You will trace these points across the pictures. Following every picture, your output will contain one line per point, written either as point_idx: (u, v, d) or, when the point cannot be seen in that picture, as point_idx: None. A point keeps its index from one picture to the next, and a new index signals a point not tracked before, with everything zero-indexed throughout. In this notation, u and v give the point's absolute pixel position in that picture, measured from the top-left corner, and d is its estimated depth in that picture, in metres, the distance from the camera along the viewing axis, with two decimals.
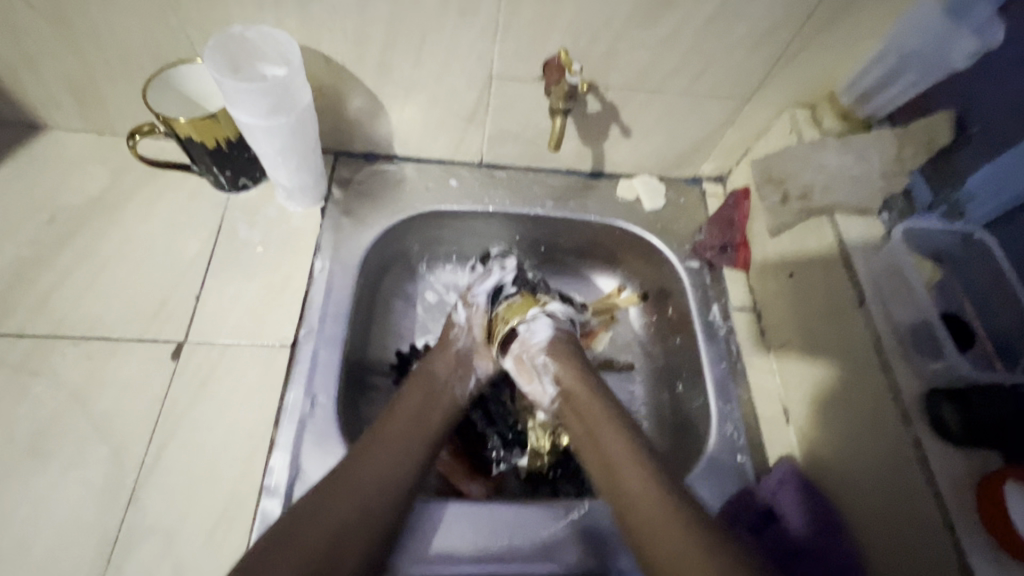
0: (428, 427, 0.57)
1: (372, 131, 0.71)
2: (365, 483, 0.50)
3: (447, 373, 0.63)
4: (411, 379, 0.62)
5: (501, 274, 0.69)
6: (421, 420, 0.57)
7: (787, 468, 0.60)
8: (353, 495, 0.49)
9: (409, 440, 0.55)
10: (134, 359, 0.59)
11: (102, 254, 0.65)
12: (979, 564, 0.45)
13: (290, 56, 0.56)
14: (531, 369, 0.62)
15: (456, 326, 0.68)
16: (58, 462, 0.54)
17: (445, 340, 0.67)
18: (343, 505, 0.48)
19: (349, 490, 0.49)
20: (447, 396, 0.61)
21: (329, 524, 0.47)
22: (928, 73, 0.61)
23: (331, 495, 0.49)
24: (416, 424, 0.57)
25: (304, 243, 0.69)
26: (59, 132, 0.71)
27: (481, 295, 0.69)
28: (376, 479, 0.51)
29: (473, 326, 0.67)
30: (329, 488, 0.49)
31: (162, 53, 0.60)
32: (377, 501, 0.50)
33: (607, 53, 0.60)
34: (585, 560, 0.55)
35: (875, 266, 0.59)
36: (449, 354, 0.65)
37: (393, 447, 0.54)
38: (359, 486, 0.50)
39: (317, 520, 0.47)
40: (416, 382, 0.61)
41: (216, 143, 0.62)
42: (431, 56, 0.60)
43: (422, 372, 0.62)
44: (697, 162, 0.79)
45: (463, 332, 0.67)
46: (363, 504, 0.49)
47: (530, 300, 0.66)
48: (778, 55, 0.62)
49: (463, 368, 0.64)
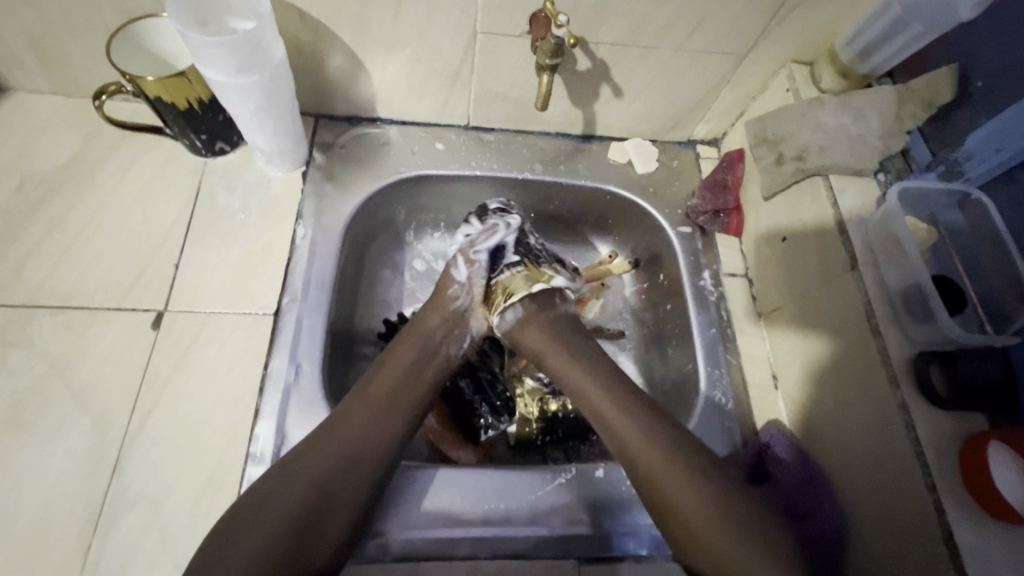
0: (418, 383, 0.57)
1: (353, 92, 0.68)
2: (348, 436, 0.51)
3: (440, 329, 0.61)
4: (402, 335, 0.60)
5: (505, 234, 0.64)
6: (411, 375, 0.57)
7: (775, 432, 0.61)
8: (337, 449, 0.50)
9: (396, 396, 0.55)
10: (114, 328, 0.58)
11: (75, 222, 0.63)
12: (958, 523, 0.45)
13: (260, 8, 0.53)
14: (535, 339, 0.60)
15: (454, 283, 0.63)
16: (40, 432, 0.53)
17: (441, 298, 0.63)
18: (326, 458, 0.49)
19: (340, 440, 0.50)
20: (439, 354, 0.60)
21: (313, 475, 0.48)
22: (935, 23, 0.58)
23: (317, 448, 0.50)
24: (406, 379, 0.56)
25: (285, 209, 0.67)
26: (25, 93, 0.68)
27: (484, 254, 0.63)
28: (363, 433, 0.51)
29: (473, 288, 0.63)
30: (314, 444, 0.50)
31: (126, 6, 0.56)
32: (361, 455, 0.50)
33: (598, 6, 0.57)
34: (572, 524, 0.56)
35: (870, 230, 0.57)
36: (441, 312, 0.62)
37: (380, 404, 0.54)
38: (343, 440, 0.50)
39: (299, 472, 0.48)
40: (406, 338, 0.60)
41: (188, 104, 0.60)
42: (411, 10, 0.57)
43: (412, 329, 0.60)
44: (690, 124, 0.76)
45: (462, 291, 0.63)
46: (348, 458, 0.50)
47: (536, 274, 0.61)
48: (777, 7, 0.59)
49: (458, 326, 0.62)
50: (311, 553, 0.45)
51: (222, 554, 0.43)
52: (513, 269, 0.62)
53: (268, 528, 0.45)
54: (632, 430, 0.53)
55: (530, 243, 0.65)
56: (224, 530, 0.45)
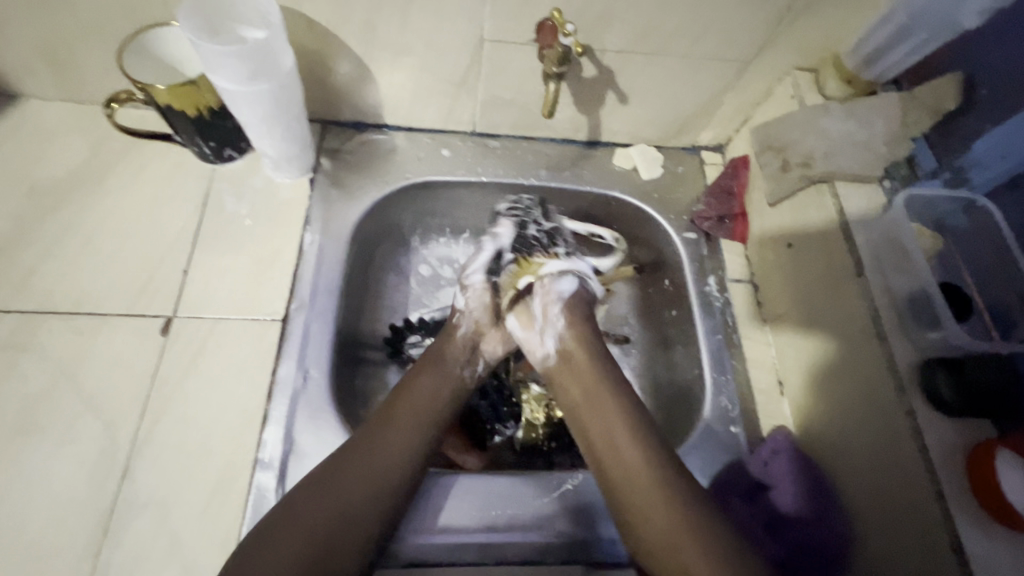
0: (439, 407, 0.57)
1: (360, 99, 0.69)
2: (372, 461, 0.51)
3: (458, 354, 0.61)
4: (421, 362, 0.60)
5: (495, 241, 0.66)
6: (431, 403, 0.57)
7: (780, 438, 0.61)
8: (361, 475, 0.50)
9: (418, 421, 0.55)
10: (123, 334, 0.59)
11: (85, 228, 0.64)
12: (966, 530, 0.45)
13: (270, 17, 0.53)
14: (534, 320, 0.61)
15: (456, 313, 0.64)
16: (50, 438, 0.53)
17: (449, 326, 0.63)
18: (349, 483, 0.49)
19: (360, 470, 0.50)
20: (458, 378, 0.60)
21: (331, 506, 0.47)
22: (937, 32, 0.59)
23: (340, 473, 0.49)
24: (426, 407, 0.56)
25: (293, 215, 0.68)
26: (35, 100, 0.69)
27: (477, 274, 0.64)
28: (384, 463, 0.51)
29: (474, 311, 0.63)
30: (330, 473, 0.49)
31: (136, 14, 0.57)
32: (385, 481, 0.50)
33: (604, 14, 0.58)
34: (579, 529, 0.56)
35: (876, 236, 0.58)
36: (459, 340, 0.62)
37: (403, 428, 0.54)
38: (368, 465, 0.50)
39: (320, 497, 0.48)
40: (427, 363, 0.60)
41: (197, 111, 0.60)
42: (419, 17, 0.57)
43: (433, 354, 0.61)
44: (695, 130, 0.76)
45: (464, 318, 0.63)
46: (372, 484, 0.50)
47: (526, 266, 0.64)
48: (782, 15, 0.59)
49: (472, 352, 0.62)
50: None
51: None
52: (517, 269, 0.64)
53: (287, 555, 0.44)
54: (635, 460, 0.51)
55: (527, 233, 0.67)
56: (242, 560, 0.44)
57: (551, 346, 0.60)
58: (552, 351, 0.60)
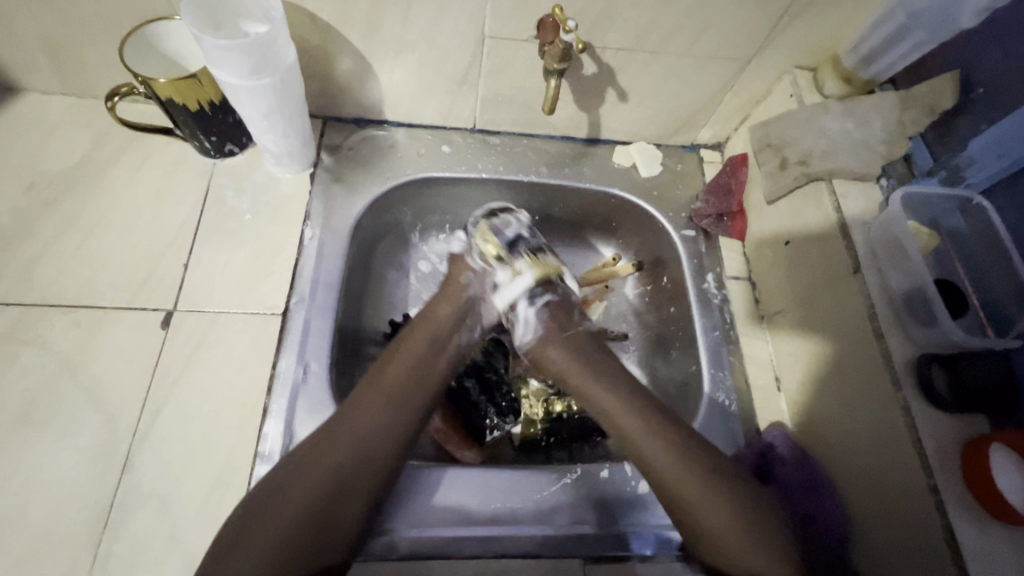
0: (431, 374, 0.57)
1: (361, 95, 0.69)
2: (361, 426, 0.51)
3: (452, 319, 0.61)
4: (414, 325, 0.61)
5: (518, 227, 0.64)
6: (423, 367, 0.57)
7: (777, 434, 0.62)
8: (351, 441, 0.50)
9: (408, 387, 0.55)
10: (124, 328, 0.59)
11: (86, 222, 0.64)
12: (961, 525, 0.46)
13: (272, 12, 0.53)
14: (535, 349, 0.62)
15: (468, 270, 0.64)
16: (51, 430, 0.54)
17: (454, 286, 0.63)
18: (339, 449, 0.50)
19: (351, 433, 0.51)
20: (451, 343, 0.60)
21: (324, 469, 0.48)
22: (937, 32, 0.59)
23: (330, 441, 0.50)
24: (418, 371, 0.57)
25: (293, 210, 0.68)
26: (36, 94, 0.69)
27: (503, 241, 0.62)
28: (375, 424, 0.52)
29: (484, 275, 0.63)
30: (323, 438, 0.50)
31: (138, 9, 0.57)
32: (374, 446, 0.51)
33: (605, 11, 0.58)
34: (578, 522, 0.56)
35: (873, 235, 0.58)
36: (452, 302, 0.62)
37: (392, 394, 0.54)
38: (357, 432, 0.51)
39: (311, 466, 0.48)
40: (417, 330, 0.60)
41: (199, 105, 0.60)
42: (421, 14, 0.58)
43: (424, 321, 0.61)
44: (694, 129, 0.77)
45: (475, 278, 0.63)
46: (362, 448, 0.50)
47: (548, 267, 0.63)
48: (781, 15, 0.60)
49: (470, 315, 0.62)
50: (326, 551, 0.46)
51: (242, 547, 0.44)
52: (518, 259, 0.62)
53: (282, 525, 0.45)
54: (671, 470, 0.51)
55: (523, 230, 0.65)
56: (241, 526, 0.46)
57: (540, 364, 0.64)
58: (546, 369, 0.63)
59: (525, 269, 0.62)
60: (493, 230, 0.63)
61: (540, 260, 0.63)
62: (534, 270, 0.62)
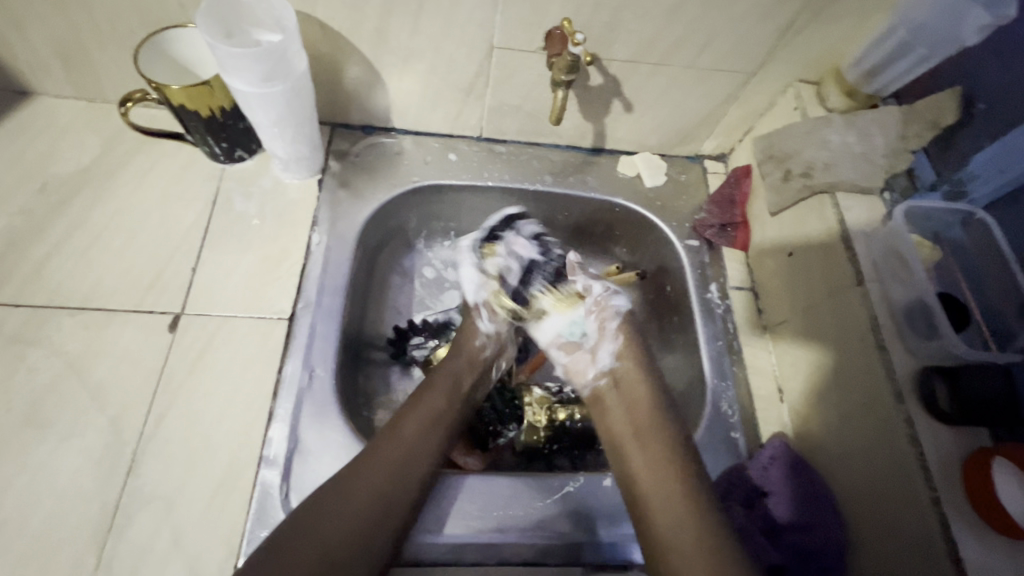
0: (449, 423, 0.58)
1: (370, 102, 0.70)
2: (384, 468, 0.52)
3: (471, 372, 0.62)
4: (434, 371, 0.62)
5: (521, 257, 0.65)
6: (442, 416, 0.58)
7: (779, 444, 0.61)
8: (371, 486, 0.51)
9: (429, 429, 0.57)
10: (131, 330, 0.59)
11: (95, 224, 0.64)
12: (961, 537, 0.46)
13: (284, 21, 0.54)
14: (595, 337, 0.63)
15: (480, 335, 0.64)
16: (57, 431, 0.54)
17: (470, 346, 0.64)
18: (359, 496, 0.50)
19: (369, 479, 0.51)
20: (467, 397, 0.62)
21: (342, 514, 0.49)
22: (938, 48, 0.59)
23: (352, 483, 0.51)
24: (435, 421, 0.58)
25: (301, 215, 0.68)
26: (47, 98, 0.70)
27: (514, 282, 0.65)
28: (392, 471, 0.52)
29: (499, 338, 0.65)
30: (343, 480, 0.51)
31: (151, 16, 0.58)
32: (396, 494, 0.52)
33: (612, 24, 0.59)
34: (579, 531, 0.56)
35: (875, 248, 0.59)
36: (469, 358, 0.63)
37: (411, 442, 0.55)
38: (379, 478, 0.51)
39: (332, 511, 0.49)
40: (439, 377, 0.61)
41: (210, 112, 0.61)
42: (430, 24, 0.58)
43: (445, 368, 0.62)
44: (698, 139, 0.78)
45: (490, 343, 0.65)
46: (383, 498, 0.51)
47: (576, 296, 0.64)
48: (785, 29, 0.61)
49: (484, 373, 0.64)
50: None
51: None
52: (540, 299, 0.65)
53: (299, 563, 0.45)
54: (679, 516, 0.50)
55: (526, 263, 0.65)
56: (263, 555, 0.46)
57: (603, 364, 0.62)
58: (604, 369, 0.62)
59: (551, 308, 0.65)
60: (500, 282, 0.65)
61: (562, 293, 0.65)
62: (559, 305, 0.64)
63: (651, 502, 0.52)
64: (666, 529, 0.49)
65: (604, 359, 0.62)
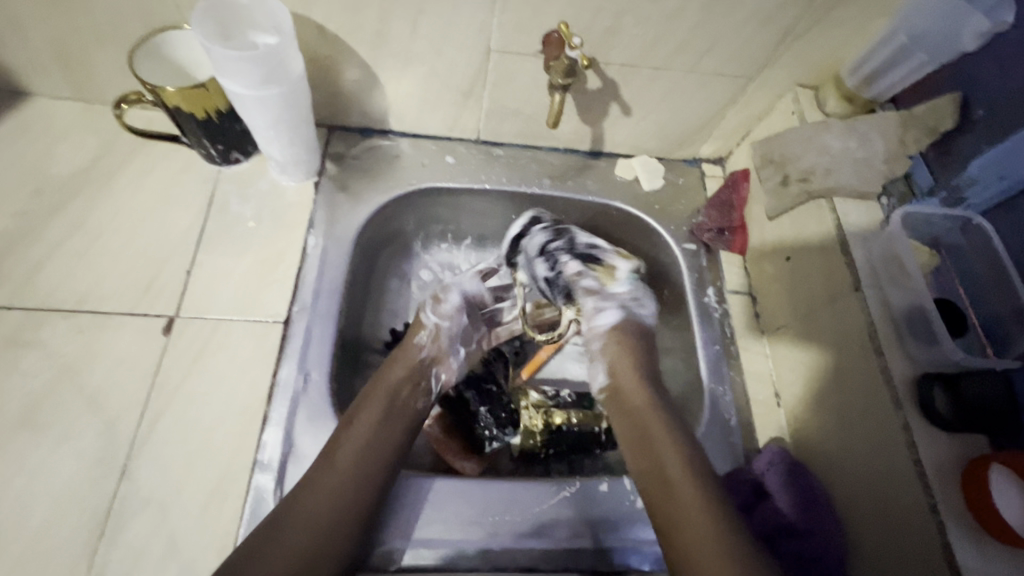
0: (391, 437, 0.55)
1: (368, 105, 0.69)
2: (319, 506, 0.49)
3: (406, 383, 0.59)
4: (370, 386, 0.58)
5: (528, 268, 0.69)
6: (383, 430, 0.55)
7: (777, 449, 0.60)
8: (313, 513, 0.48)
9: (367, 459, 0.52)
10: (126, 333, 0.59)
11: (91, 227, 0.64)
12: (960, 545, 0.46)
13: (281, 24, 0.54)
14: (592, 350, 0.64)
15: (422, 329, 0.64)
16: (50, 435, 0.54)
17: (408, 344, 0.62)
18: (302, 523, 0.48)
19: (310, 504, 0.49)
20: (408, 407, 0.58)
21: (288, 542, 0.47)
22: (936, 55, 0.60)
23: (281, 533, 0.47)
24: (375, 435, 0.54)
25: (297, 218, 0.68)
26: (43, 99, 0.69)
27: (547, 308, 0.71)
28: (333, 493, 0.50)
29: (437, 336, 0.63)
30: (285, 509, 0.49)
31: (148, 18, 0.57)
32: (339, 519, 0.49)
33: (610, 28, 0.59)
34: (576, 537, 0.56)
35: (874, 253, 0.58)
36: (405, 364, 0.60)
37: (350, 461, 0.52)
38: (318, 503, 0.49)
39: (279, 539, 0.47)
40: (375, 391, 0.58)
41: (206, 114, 0.61)
42: (428, 27, 0.58)
43: (379, 381, 0.59)
44: (697, 143, 0.77)
45: (427, 339, 0.63)
46: (324, 524, 0.48)
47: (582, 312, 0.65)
48: (785, 33, 0.61)
49: (424, 380, 0.61)
50: None
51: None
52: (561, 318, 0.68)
53: None
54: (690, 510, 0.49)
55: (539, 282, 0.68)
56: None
57: (602, 378, 0.62)
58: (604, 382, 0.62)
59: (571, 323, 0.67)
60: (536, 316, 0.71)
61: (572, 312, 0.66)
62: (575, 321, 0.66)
63: (655, 499, 0.52)
64: (683, 523, 0.48)
65: (601, 372, 0.62)
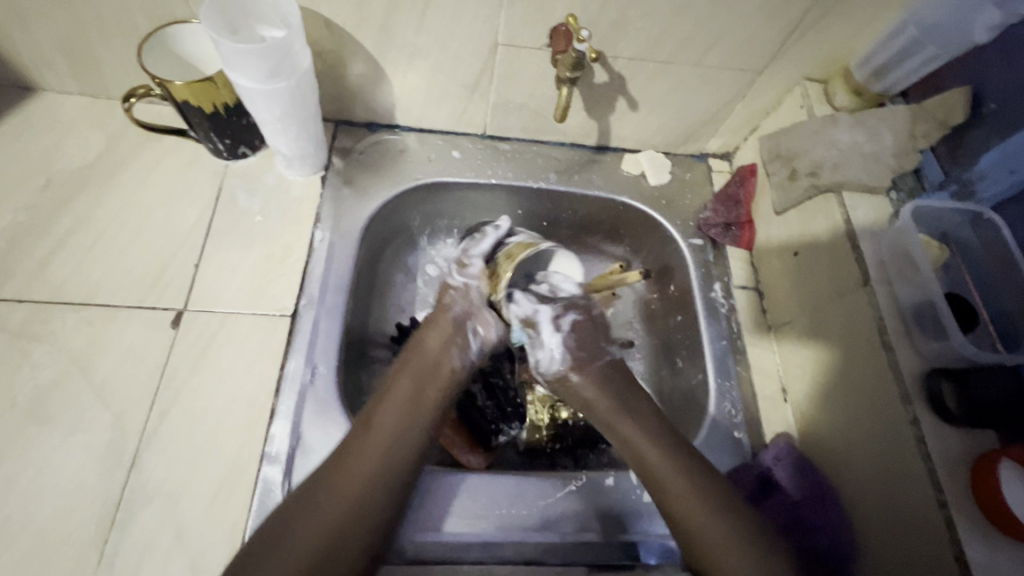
0: (422, 411, 0.56)
1: (374, 99, 0.70)
2: (355, 482, 0.51)
3: (439, 347, 0.60)
4: (402, 362, 0.60)
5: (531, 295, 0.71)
6: (415, 404, 0.56)
7: (784, 445, 0.61)
8: (347, 489, 0.50)
9: (398, 437, 0.54)
10: (134, 326, 0.59)
11: (99, 221, 0.64)
12: (969, 537, 0.46)
13: (288, 18, 0.54)
14: None
15: (451, 289, 0.63)
16: (60, 428, 0.54)
17: (440, 308, 0.62)
18: (338, 498, 0.49)
19: (343, 480, 0.50)
20: (442, 368, 0.59)
21: (323, 517, 0.48)
22: (949, 46, 0.59)
23: (308, 514, 0.48)
24: (408, 408, 0.56)
25: (304, 212, 0.68)
26: (52, 94, 0.70)
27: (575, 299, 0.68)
28: (369, 468, 0.51)
29: (468, 291, 0.62)
30: (315, 484, 0.50)
31: (156, 12, 0.58)
32: (374, 493, 0.51)
33: (617, 21, 0.58)
34: (583, 530, 0.56)
35: (883, 247, 0.58)
36: (440, 329, 0.61)
37: (384, 438, 0.53)
38: (353, 480, 0.51)
39: (311, 515, 0.48)
40: (408, 364, 0.59)
41: (213, 108, 0.61)
42: (435, 21, 0.58)
43: (414, 352, 0.60)
44: (703, 138, 0.77)
45: (458, 296, 0.62)
46: (355, 499, 0.50)
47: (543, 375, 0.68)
48: (793, 26, 0.60)
49: (460, 335, 0.60)
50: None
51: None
52: None
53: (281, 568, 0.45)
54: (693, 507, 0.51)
55: None
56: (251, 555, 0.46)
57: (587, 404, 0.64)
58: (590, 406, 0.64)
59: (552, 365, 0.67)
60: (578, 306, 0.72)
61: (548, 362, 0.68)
62: None
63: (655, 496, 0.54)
64: (686, 519, 0.51)
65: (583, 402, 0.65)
